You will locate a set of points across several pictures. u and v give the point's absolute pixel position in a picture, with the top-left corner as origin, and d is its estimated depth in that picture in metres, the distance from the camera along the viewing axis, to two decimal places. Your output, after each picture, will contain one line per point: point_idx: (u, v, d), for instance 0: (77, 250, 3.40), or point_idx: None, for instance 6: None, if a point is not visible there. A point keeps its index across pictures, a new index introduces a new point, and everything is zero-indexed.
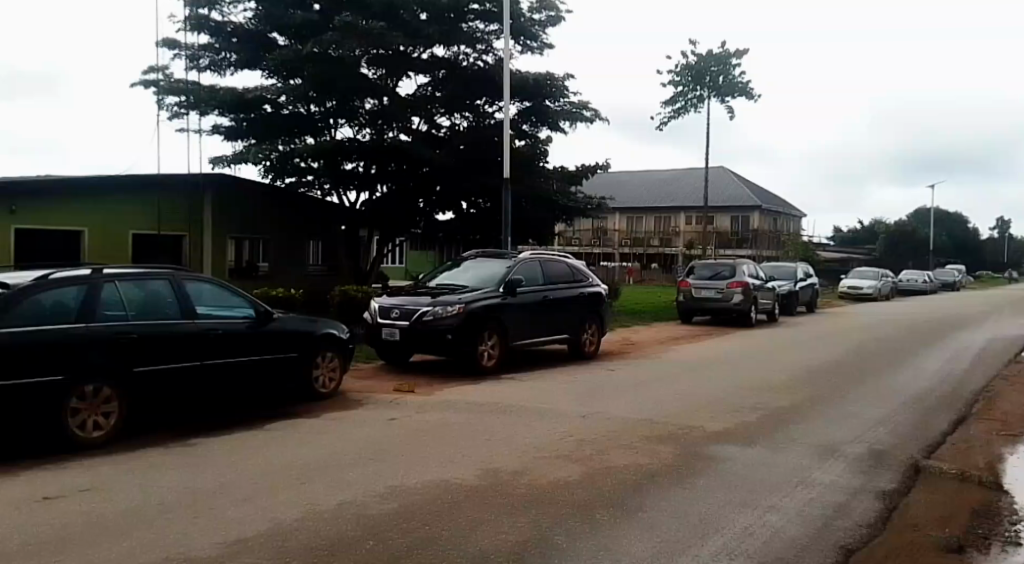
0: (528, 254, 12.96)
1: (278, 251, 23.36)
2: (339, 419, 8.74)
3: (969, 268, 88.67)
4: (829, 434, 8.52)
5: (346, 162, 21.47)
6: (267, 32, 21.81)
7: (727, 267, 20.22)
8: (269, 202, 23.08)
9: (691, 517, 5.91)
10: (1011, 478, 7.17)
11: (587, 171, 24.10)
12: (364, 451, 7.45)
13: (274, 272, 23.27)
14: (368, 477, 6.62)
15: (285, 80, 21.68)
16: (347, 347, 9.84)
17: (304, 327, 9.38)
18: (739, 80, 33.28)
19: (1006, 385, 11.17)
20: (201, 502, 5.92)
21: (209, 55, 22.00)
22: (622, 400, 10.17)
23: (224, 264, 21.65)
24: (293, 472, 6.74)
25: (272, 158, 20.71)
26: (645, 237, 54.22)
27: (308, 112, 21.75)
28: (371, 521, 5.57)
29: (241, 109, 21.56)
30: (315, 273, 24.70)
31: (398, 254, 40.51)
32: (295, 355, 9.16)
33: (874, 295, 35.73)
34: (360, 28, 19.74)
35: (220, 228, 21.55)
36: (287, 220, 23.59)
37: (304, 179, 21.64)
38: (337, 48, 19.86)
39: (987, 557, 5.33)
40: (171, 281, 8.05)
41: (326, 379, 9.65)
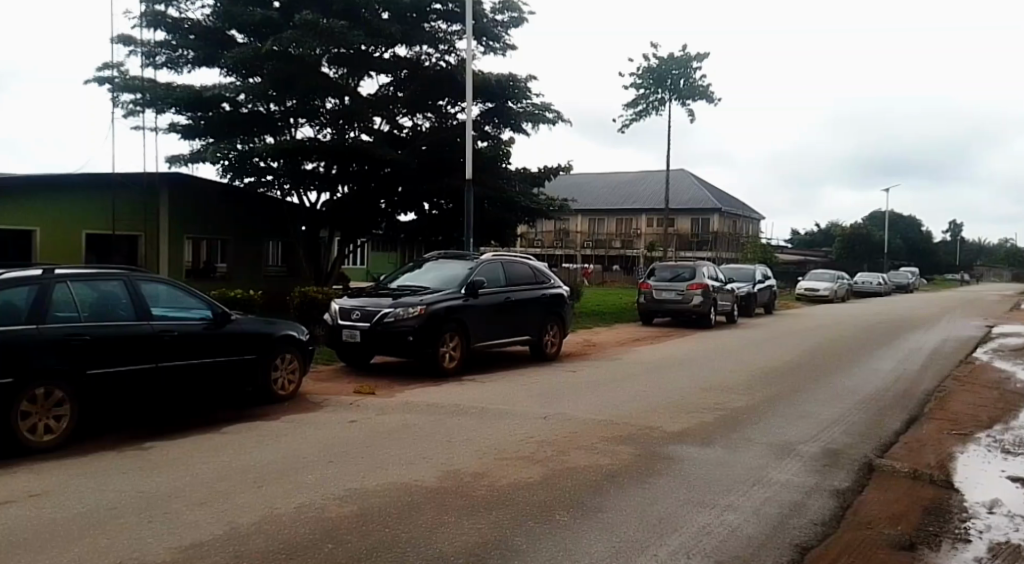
0: (490, 256, 12.88)
1: (237, 251, 23.07)
2: (296, 421, 8.38)
3: (923, 270, 89.94)
4: (785, 434, 8.47)
5: (306, 162, 21.25)
6: (225, 29, 21.35)
7: (687, 268, 20.30)
8: (228, 201, 22.74)
9: (650, 516, 5.72)
10: (961, 477, 7.18)
11: (549, 173, 24.13)
12: (322, 452, 7.12)
13: (232, 273, 22.98)
14: (329, 480, 6.24)
15: (243, 79, 21.40)
16: (307, 349, 9.40)
17: (264, 328, 8.91)
18: (700, 84, 33.54)
19: (956, 385, 11.26)
20: (151, 507, 5.51)
21: (165, 52, 21.65)
22: (582, 401, 10.02)
23: (181, 266, 21.30)
24: (249, 475, 6.33)
25: (231, 157, 20.43)
26: (607, 239, 54.27)
27: (267, 111, 21.56)
28: (330, 525, 5.21)
29: (197, 106, 21.16)
30: (273, 274, 24.44)
31: (359, 257, 40.10)
32: (254, 357, 8.71)
33: (829, 297, 36.14)
34: (319, 27, 19.44)
35: (177, 229, 21.22)
36: (245, 220, 23.31)
37: (263, 180, 21.43)
38: (298, 47, 19.55)
39: (939, 555, 5.26)
40: (126, 282, 7.60)
41: (287, 381, 9.20)
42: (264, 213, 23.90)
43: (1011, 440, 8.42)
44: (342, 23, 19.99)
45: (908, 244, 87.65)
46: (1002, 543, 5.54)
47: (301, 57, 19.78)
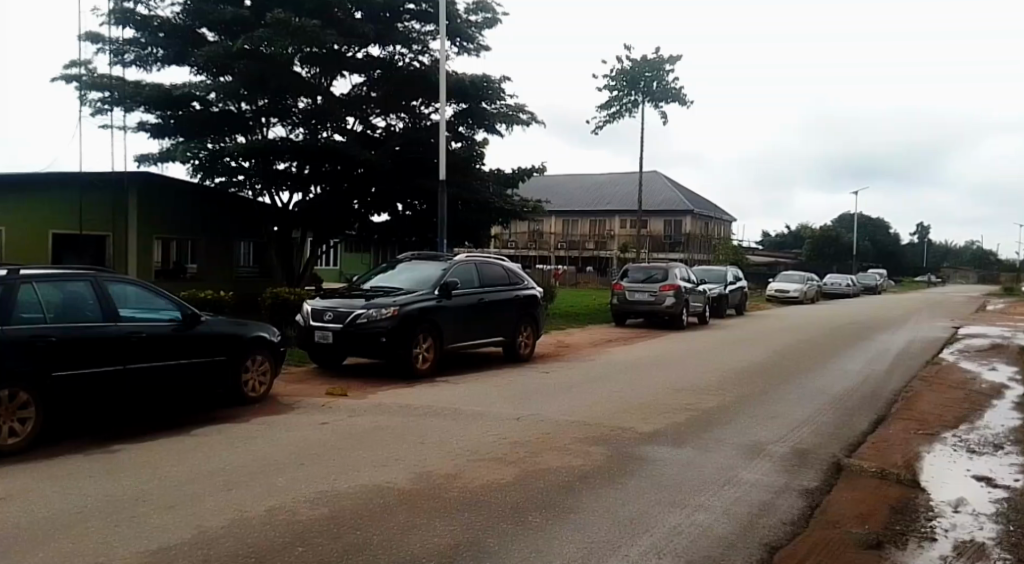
0: (463, 256, 12.86)
1: (208, 251, 22.81)
2: (267, 423, 8.28)
3: (891, 272, 91.14)
4: (756, 434, 8.54)
5: (278, 162, 21.09)
6: (196, 27, 21.18)
7: (660, 270, 20.42)
8: (199, 201, 22.45)
9: (623, 517, 5.74)
10: (927, 476, 7.28)
11: (523, 175, 24.18)
12: (294, 454, 7.06)
13: (203, 274, 22.73)
14: (299, 483, 6.17)
15: (214, 77, 21.15)
16: (278, 350, 9.31)
17: (234, 329, 8.81)
18: (673, 86, 33.76)
19: (922, 386, 11.44)
20: (117, 510, 5.43)
21: (134, 50, 21.31)
22: (555, 402, 10.04)
23: (150, 265, 20.86)
24: (219, 477, 6.26)
25: (201, 157, 20.19)
26: (581, 240, 55.13)
27: (238, 110, 21.36)
28: (300, 528, 5.16)
29: (166, 105, 20.90)
30: (244, 275, 24.21)
31: (331, 257, 39.94)
32: (224, 359, 8.62)
33: (799, 298, 36.54)
34: (291, 25, 19.26)
35: (146, 228, 20.76)
36: (215, 219, 23.05)
37: (234, 180, 21.22)
38: (269, 45, 19.38)
39: (905, 553, 5.33)
40: (93, 282, 7.47)
41: (257, 382, 9.12)
42: (234, 213, 23.67)
43: (976, 439, 8.55)
44: (315, 22, 19.87)
45: (876, 246, 88.88)
46: (967, 541, 5.63)
47: (273, 57, 19.62)
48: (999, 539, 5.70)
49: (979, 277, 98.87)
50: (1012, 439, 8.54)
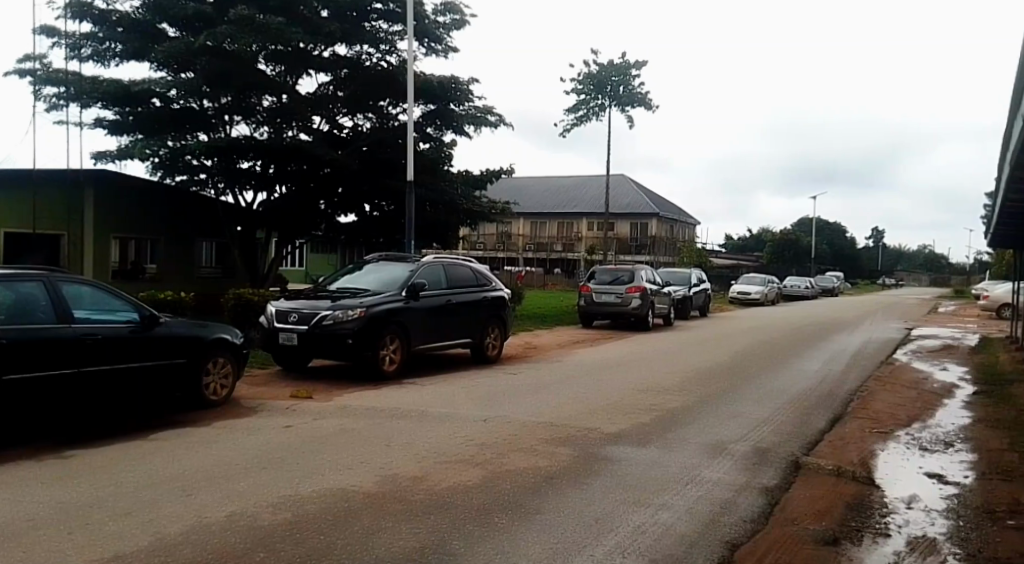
0: (431, 258, 12.90)
1: (168, 250, 22.57)
2: (229, 427, 8.26)
3: (850, 275, 92.77)
4: (718, 434, 8.70)
5: (242, 160, 20.94)
6: (156, 22, 20.93)
7: (626, 272, 20.64)
8: (159, 200, 22.20)
9: (587, 517, 5.85)
10: (882, 474, 7.49)
11: (491, 176, 24.27)
12: (256, 458, 7.06)
13: (163, 274, 22.48)
14: (261, 487, 6.18)
15: (175, 74, 20.92)
16: (241, 353, 9.31)
17: (195, 332, 8.77)
18: (639, 90, 34.12)
19: (878, 386, 11.72)
20: (71, 518, 5.39)
21: (92, 45, 20.99)
22: (521, 403, 10.12)
23: (106, 266, 20.58)
24: (178, 483, 6.25)
25: (161, 155, 19.98)
26: (550, 242, 57.05)
27: (200, 107, 21.14)
28: (264, 533, 5.19)
29: (124, 102, 20.64)
30: (206, 275, 24.00)
31: (297, 257, 39.72)
32: (183, 361, 8.59)
33: (761, 300, 37.12)
34: (255, 23, 19.21)
35: (102, 229, 20.51)
36: (176, 219, 22.82)
37: (196, 178, 21.01)
38: (233, 42, 19.28)
39: (860, 549, 5.50)
40: (45, 283, 7.40)
41: (219, 385, 9.10)
42: (195, 213, 23.45)
43: (928, 437, 8.80)
44: (280, 19, 19.77)
45: (836, 249, 90.55)
46: (919, 537, 5.81)
47: (237, 54, 19.51)
48: (950, 535, 5.90)
49: (933, 278, 101.41)
50: (962, 437, 8.80)
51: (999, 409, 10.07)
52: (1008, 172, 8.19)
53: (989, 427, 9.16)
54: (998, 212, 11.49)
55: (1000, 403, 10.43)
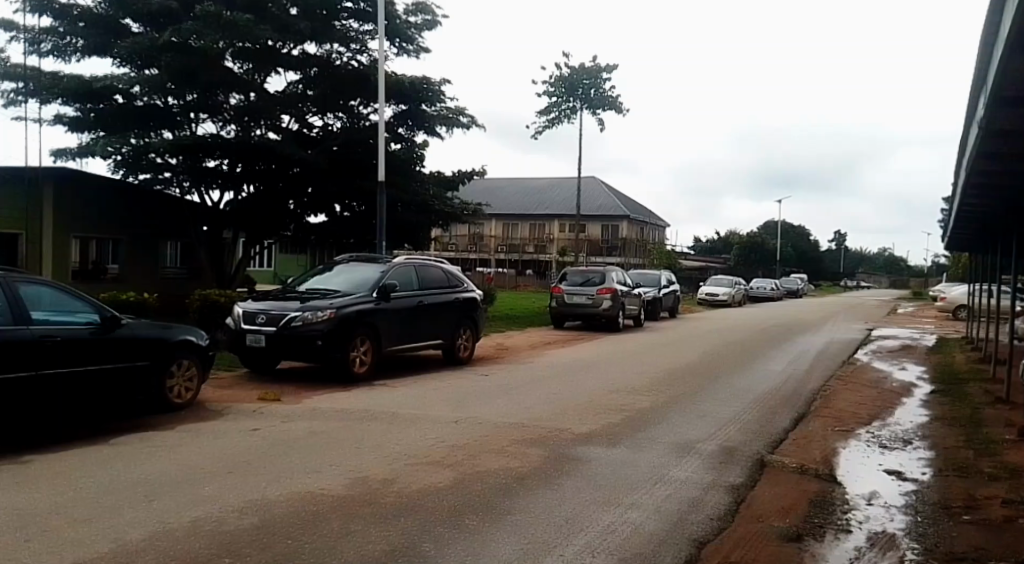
0: (402, 259, 12.96)
1: (130, 250, 22.38)
2: (195, 431, 8.26)
3: (815, 278, 94.13)
4: (685, 433, 8.88)
5: (208, 159, 20.78)
6: (120, 17, 20.70)
7: (597, 274, 20.85)
8: (121, 198, 21.99)
9: (557, 517, 5.96)
10: (844, 471, 7.71)
11: (463, 177, 24.37)
12: (220, 463, 7.07)
13: (125, 274, 22.28)
14: (228, 492, 6.21)
15: (139, 70, 20.72)
16: (206, 355, 9.35)
17: (159, 333, 8.79)
18: (609, 94, 34.41)
19: (840, 385, 11.99)
20: (29, 525, 5.39)
21: (52, 39, 20.72)
22: (491, 405, 10.21)
23: (67, 267, 20.32)
24: (139, 488, 6.26)
25: (124, 152, 19.86)
26: (521, 244, 57.12)
27: (165, 105, 20.98)
28: (230, 537, 5.23)
29: (86, 98, 20.46)
30: (170, 275, 23.86)
31: (265, 258, 39.50)
32: (147, 363, 8.59)
33: (728, 302, 37.58)
34: (223, 19, 19.22)
35: (62, 228, 20.24)
36: (139, 218, 22.62)
37: (161, 177, 20.84)
38: (199, 38, 19.24)
39: (823, 544, 5.68)
40: (2, 285, 7.36)
41: (182, 388, 9.15)
42: (160, 212, 23.28)
43: (887, 435, 9.06)
44: (248, 16, 19.72)
45: (802, 252, 91.82)
46: (879, 532, 6.00)
47: (203, 51, 19.41)
48: (908, 530, 6.10)
49: (893, 280, 103.45)
50: (920, 434, 9.07)
51: (956, 407, 10.37)
52: (961, 177, 8.46)
53: (945, 424, 9.45)
54: (954, 216, 11.84)
55: (957, 401, 10.74)
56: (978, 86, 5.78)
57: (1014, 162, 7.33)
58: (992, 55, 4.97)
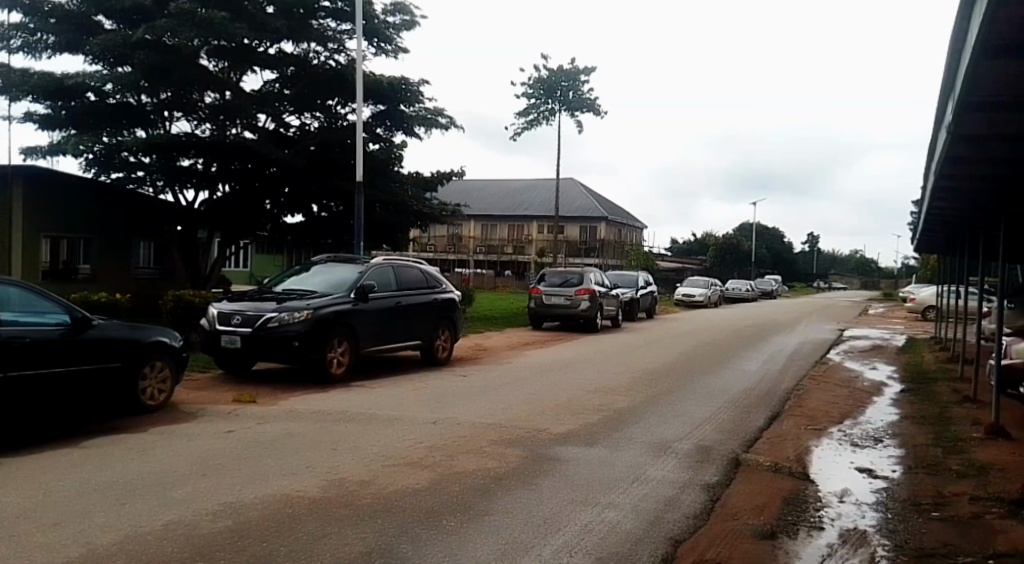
0: (380, 260, 12.99)
1: (102, 250, 22.17)
2: (167, 433, 8.25)
3: (790, 280, 95.03)
4: (661, 432, 9.00)
5: (182, 158, 20.64)
6: (93, 14, 20.54)
7: (575, 275, 21.00)
8: (92, 198, 21.77)
9: (535, 517, 6.03)
10: (816, 469, 7.85)
11: (442, 178, 24.41)
12: (192, 465, 7.07)
13: (97, 274, 22.08)
14: (201, 495, 6.22)
15: (111, 68, 20.54)
16: (179, 356, 9.35)
17: (131, 335, 8.77)
18: (587, 96, 34.61)
19: (813, 385, 12.17)
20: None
21: (21, 36, 20.47)
22: (470, 405, 10.26)
23: (37, 267, 20.09)
24: (111, 492, 6.24)
25: (96, 150, 19.79)
26: (500, 244, 57.27)
27: (138, 103, 20.83)
28: (203, 541, 5.24)
29: (56, 95, 20.25)
30: (144, 276, 23.70)
31: (241, 259, 39.25)
32: (119, 365, 8.57)
33: (704, 303, 37.85)
34: (197, 17, 19.14)
35: (31, 228, 20.01)
36: (111, 218, 22.41)
37: (133, 176, 20.69)
38: (173, 36, 19.14)
39: (796, 542, 5.79)
40: None
41: (156, 390, 9.13)
42: (132, 212, 23.08)
43: (859, 433, 9.23)
44: (223, 14, 19.66)
45: (777, 254, 92.81)
46: (850, 529, 6.14)
47: (177, 48, 19.32)
48: (879, 527, 6.24)
49: (863, 281, 104.89)
50: (890, 432, 9.25)
51: (925, 406, 10.59)
52: (930, 181, 8.64)
53: (915, 423, 9.64)
54: (922, 218, 12.10)
55: (925, 400, 10.97)
56: (947, 93, 5.90)
57: (979, 166, 7.53)
58: (960, 62, 5.09)
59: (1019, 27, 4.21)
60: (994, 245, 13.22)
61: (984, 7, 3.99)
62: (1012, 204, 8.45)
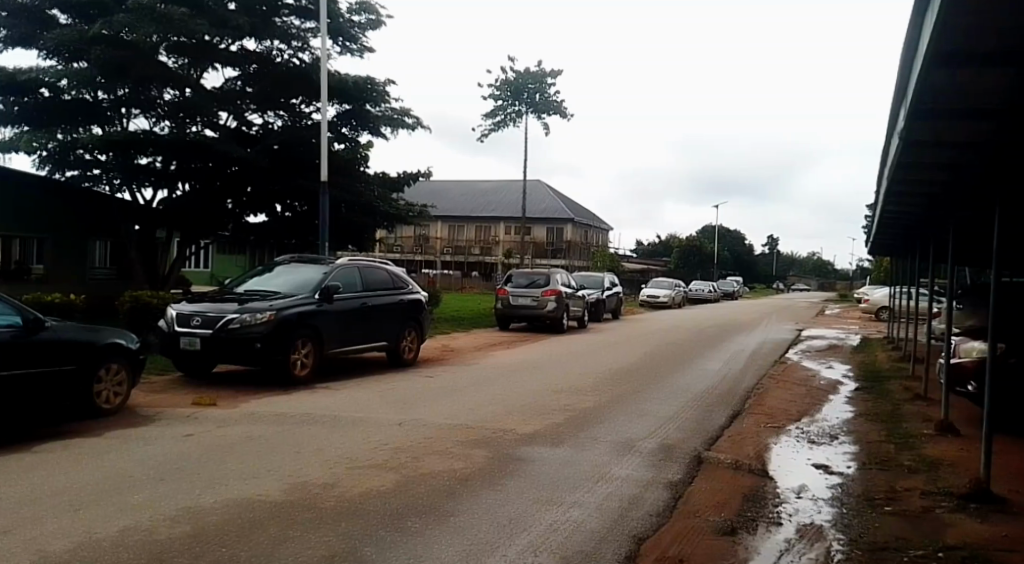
0: (345, 261, 13.01)
1: (56, 250, 21.83)
2: (124, 437, 8.23)
3: (751, 282, 96.36)
4: (623, 431, 9.18)
5: (140, 156, 20.44)
6: (46, 8, 20.24)
7: (542, 276, 21.16)
8: (45, 197, 21.44)
9: (500, 518, 6.15)
10: (775, 466, 8.08)
11: (409, 178, 24.45)
12: (150, 470, 7.06)
13: (51, 274, 21.74)
14: (160, 500, 6.23)
15: (66, 63, 20.26)
16: (136, 359, 9.31)
17: (86, 337, 8.73)
18: (554, 98, 34.87)
19: (773, 384, 12.47)
20: None
21: None
22: (436, 406, 10.35)
23: None
24: (64, 498, 6.23)
25: (50, 148, 19.53)
26: (467, 245, 57.54)
27: (94, 99, 20.56)
28: (161, 546, 5.26)
29: (10, 90, 19.91)
30: (100, 276, 23.40)
31: (202, 258, 38.83)
32: (73, 367, 8.52)
33: (669, 304, 38.29)
34: (156, 12, 19.00)
35: None
36: (65, 218, 22.08)
37: (90, 174, 20.42)
38: (132, 31, 18.95)
39: (755, 538, 5.98)
40: None
41: (111, 393, 9.09)
42: (88, 212, 22.77)
43: (815, 431, 9.50)
44: (183, 10, 19.51)
45: (739, 255, 94.23)
46: (807, 524, 6.35)
47: (136, 44, 19.12)
48: (834, 521, 6.46)
49: (820, 282, 107.03)
50: (846, 429, 9.55)
51: (878, 404, 10.92)
52: (882, 186, 8.93)
53: (868, 420, 9.96)
54: (874, 222, 12.47)
55: (879, 398, 11.32)
56: (900, 99, 6.11)
57: (928, 171, 7.81)
58: (912, 69, 5.29)
59: (967, 35, 4.39)
60: (944, 249, 13.65)
61: (933, 17, 4.17)
62: (957, 209, 8.79)
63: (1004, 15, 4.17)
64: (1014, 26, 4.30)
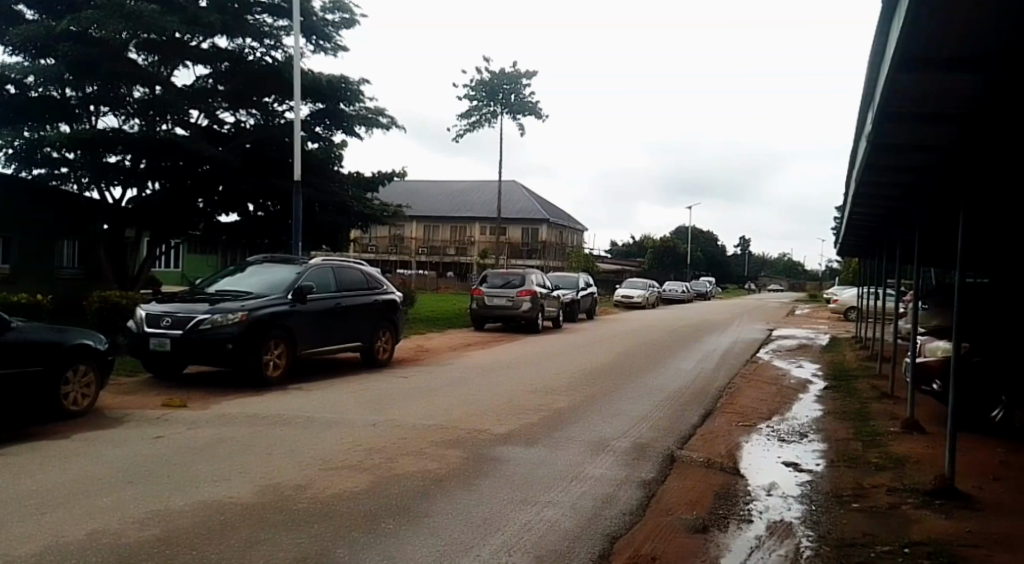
0: (319, 261, 12.97)
1: (22, 249, 21.50)
2: (92, 439, 8.16)
3: (725, 282, 97.20)
4: (597, 431, 9.26)
5: (109, 155, 20.18)
6: (12, 3, 19.97)
7: (517, 276, 21.22)
8: (12, 195, 21.15)
9: (473, 518, 6.20)
10: (746, 464, 8.20)
11: (383, 178, 24.39)
12: (119, 473, 7.02)
13: (17, 273, 21.40)
14: (130, 503, 6.19)
15: (33, 59, 19.98)
16: (105, 361, 9.23)
17: (53, 339, 8.64)
18: (529, 99, 34.99)
19: (743, 383, 12.63)
20: None
21: None
22: (410, 407, 10.35)
23: None
24: (32, 501, 6.18)
25: (16, 146, 19.51)
26: (442, 246, 57.60)
27: (62, 96, 20.30)
28: (130, 551, 5.24)
29: None
30: (68, 276, 23.09)
31: (172, 257, 38.44)
32: (40, 369, 8.43)
33: (643, 304, 38.50)
34: (126, 9, 18.80)
35: None
36: (32, 216, 21.78)
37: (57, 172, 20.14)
38: (100, 28, 18.73)
39: (725, 535, 6.08)
40: None
41: (78, 395, 9.00)
42: (56, 211, 22.50)
43: (785, 429, 9.65)
44: (154, 7, 19.33)
45: (712, 256, 95.09)
46: (777, 521, 6.46)
47: (105, 40, 18.91)
48: (803, 518, 6.58)
49: (791, 283, 108.14)
50: (815, 428, 9.70)
51: (846, 402, 11.11)
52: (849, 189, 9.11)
53: (837, 418, 10.12)
54: (843, 224, 12.68)
55: (847, 396, 11.52)
56: (864, 103, 6.24)
57: (891, 173, 8.00)
58: (876, 73, 5.41)
59: (926, 41, 4.50)
60: (912, 249, 13.91)
61: (895, 23, 4.28)
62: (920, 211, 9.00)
63: (961, 22, 4.28)
64: (976, 30, 4.40)
